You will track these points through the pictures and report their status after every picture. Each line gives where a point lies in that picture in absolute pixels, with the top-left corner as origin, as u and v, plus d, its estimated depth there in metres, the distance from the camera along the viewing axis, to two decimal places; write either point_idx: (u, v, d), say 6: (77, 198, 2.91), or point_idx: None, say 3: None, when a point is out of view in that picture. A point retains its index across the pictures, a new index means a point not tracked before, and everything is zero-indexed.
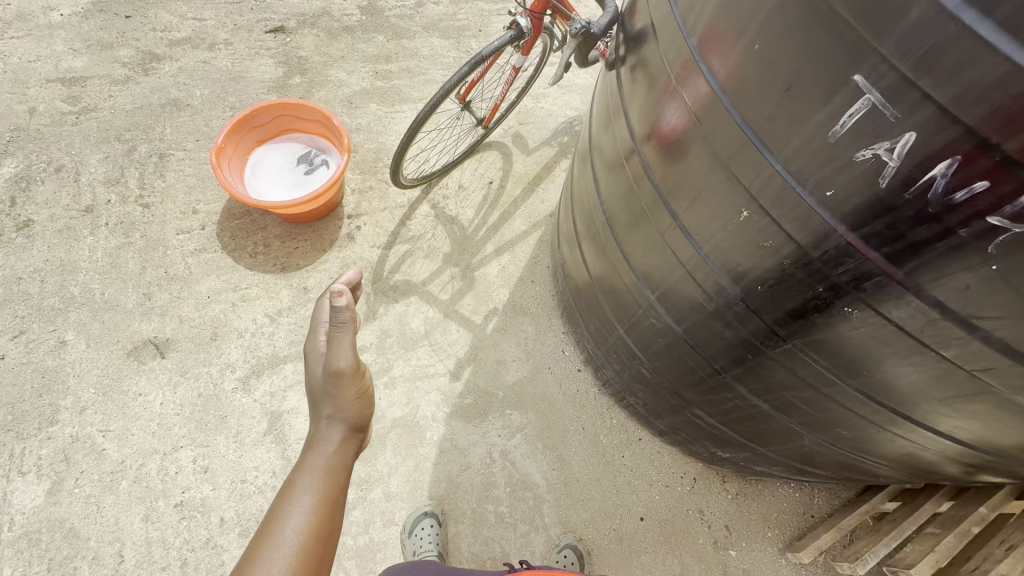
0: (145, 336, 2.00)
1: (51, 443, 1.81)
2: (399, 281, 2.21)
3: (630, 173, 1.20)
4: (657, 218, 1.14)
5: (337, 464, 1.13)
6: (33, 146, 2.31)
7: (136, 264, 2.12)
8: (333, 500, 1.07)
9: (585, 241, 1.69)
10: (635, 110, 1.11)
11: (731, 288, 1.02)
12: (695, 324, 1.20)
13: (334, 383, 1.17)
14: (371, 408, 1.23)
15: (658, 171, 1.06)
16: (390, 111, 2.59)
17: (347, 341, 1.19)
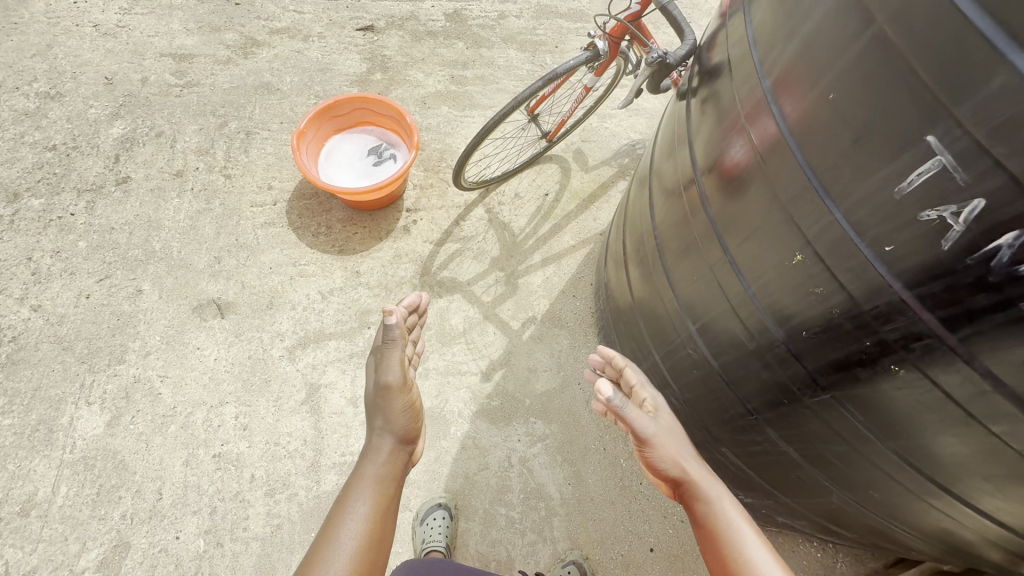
0: (210, 296, 2.17)
1: (116, 380, 1.99)
2: (445, 278, 2.28)
3: (687, 204, 1.22)
4: (707, 251, 1.15)
5: (387, 474, 1.35)
6: (141, 112, 2.56)
7: (212, 229, 2.30)
8: (383, 509, 1.28)
9: (632, 265, 1.70)
10: (700, 142, 1.13)
11: (775, 329, 1.01)
12: (733, 360, 1.20)
13: (385, 400, 1.39)
14: (416, 422, 1.45)
15: (715, 205, 1.08)
16: (459, 115, 2.70)
17: (395, 357, 1.38)
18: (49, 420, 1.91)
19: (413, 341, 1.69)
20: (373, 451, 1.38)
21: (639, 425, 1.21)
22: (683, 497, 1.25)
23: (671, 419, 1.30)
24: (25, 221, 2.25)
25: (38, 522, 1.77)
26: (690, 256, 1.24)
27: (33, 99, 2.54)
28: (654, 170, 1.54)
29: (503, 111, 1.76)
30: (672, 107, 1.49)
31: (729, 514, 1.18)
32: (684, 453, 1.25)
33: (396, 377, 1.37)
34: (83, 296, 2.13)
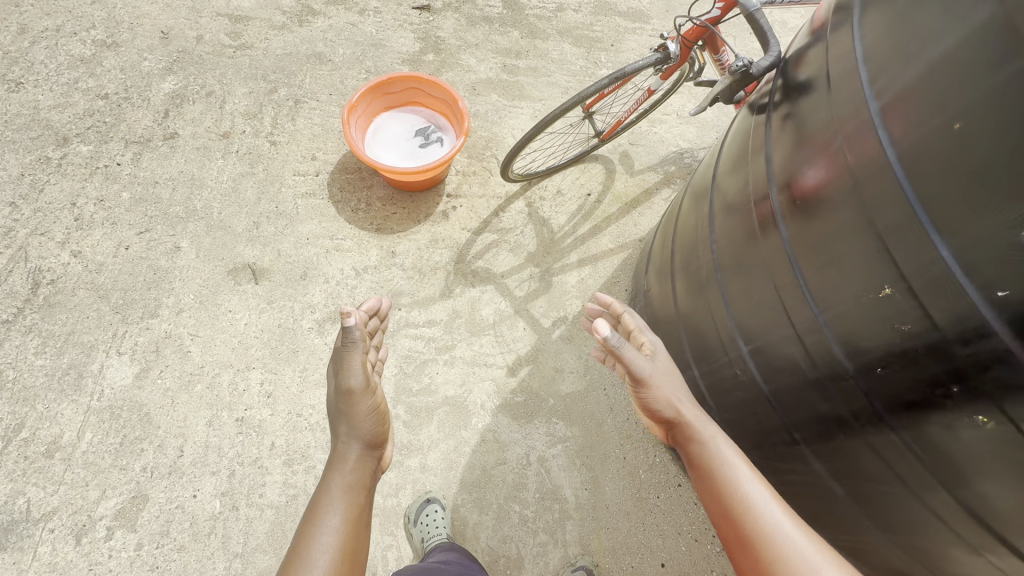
0: (246, 260, 2.17)
1: (148, 333, 2.00)
2: (480, 268, 2.26)
3: (755, 221, 1.19)
4: (775, 272, 1.11)
5: (357, 480, 1.39)
6: (193, 70, 2.56)
7: (254, 193, 2.29)
8: (357, 514, 1.31)
9: (678, 277, 1.67)
10: (781, 157, 1.08)
11: (844, 361, 0.98)
12: (787, 387, 1.17)
13: (349, 405, 1.44)
14: (381, 426, 1.50)
15: (791, 226, 1.04)
16: (509, 105, 2.66)
17: (355, 361, 1.45)
18: (80, 366, 1.93)
19: (376, 349, 1.73)
20: (342, 460, 1.41)
21: (635, 364, 1.29)
22: (680, 440, 1.31)
23: (666, 362, 1.38)
24: (72, 166, 2.27)
25: (61, 465, 1.79)
26: (751, 276, 1.21)
27: (90, 46, 2.55)
28: (716, 184, 1.50)
29: (563, 108, 1.72)
30: (742, 121, 1.45)
31: (721, 450, 1.23)
32: (679, 394, 1.32)
33: (360, 382, 1.43)
34: (122, 247, 2.14)
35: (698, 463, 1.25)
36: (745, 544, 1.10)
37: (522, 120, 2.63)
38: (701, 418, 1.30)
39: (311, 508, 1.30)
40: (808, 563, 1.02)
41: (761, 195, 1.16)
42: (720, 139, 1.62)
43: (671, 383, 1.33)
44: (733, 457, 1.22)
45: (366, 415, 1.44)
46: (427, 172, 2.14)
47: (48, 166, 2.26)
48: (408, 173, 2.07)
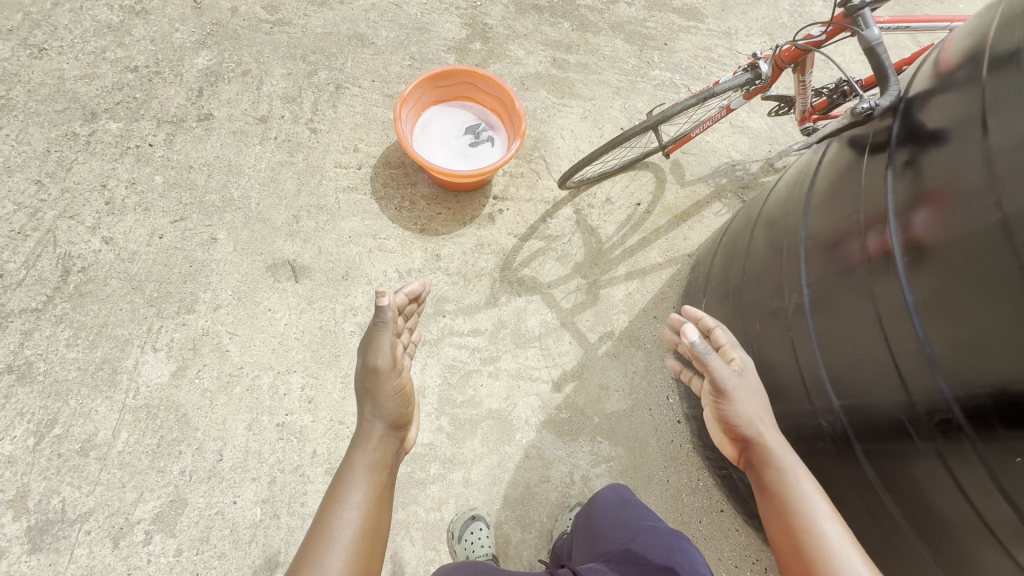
0: (285, 256, 2.08)
1: (185, 330, 1.93)
2: (526, 276, 2.19)
3: (867, 273, 1.18)
4: (891, 333, 1.11)
5: (379, 459, 1.31)
6: (228, 45, 2.41)
7: (293, 185, 2.19)
8: (378, 495, 1.24)
9: (749, 310, 1.65)
10: (913, 219, 1.07)
11: (967, 434, 1.00)
12: (889, 443, 1.19)
13: (375, 383, 1.33)
14: (408, 407, 1.39)
15: (920, 292, 1.05)
16: (558, 103, 2.54)
17: (386, 338, 1.33)
18: (114, 360, 1.86)
19: (409, 326, 1.60)
20: (365, 439, 1.32)
21: (721, 374, 1.24)
22: (753, 463, 1.26)
23: (752, 381, 1.32)
24: (102, 144, 2.14)
25: (97, 465, 1.73)
26: (857, 329, 1.21)
27: (118, 12, 2.38)
28: (800, 217, 1.47)
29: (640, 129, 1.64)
30: (835, 155, 1.41)
31: (799, 482, 1.18)
32: (760, 416, 1.27)
33: (388, 361, 1.32)
34: (156, 235, 2.04)
35: (770, 488, 1.21)
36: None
37: (571, 120, 2.51)
38: (782, 446, 1.24)
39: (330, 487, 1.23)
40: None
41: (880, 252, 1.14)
42: (803, 170, 1.57)
43: (756, 403, 1.27)
44: (811, 492, 1.16)
45: (392, 396, 1.33)
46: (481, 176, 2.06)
47: (76, 143, 2.13)
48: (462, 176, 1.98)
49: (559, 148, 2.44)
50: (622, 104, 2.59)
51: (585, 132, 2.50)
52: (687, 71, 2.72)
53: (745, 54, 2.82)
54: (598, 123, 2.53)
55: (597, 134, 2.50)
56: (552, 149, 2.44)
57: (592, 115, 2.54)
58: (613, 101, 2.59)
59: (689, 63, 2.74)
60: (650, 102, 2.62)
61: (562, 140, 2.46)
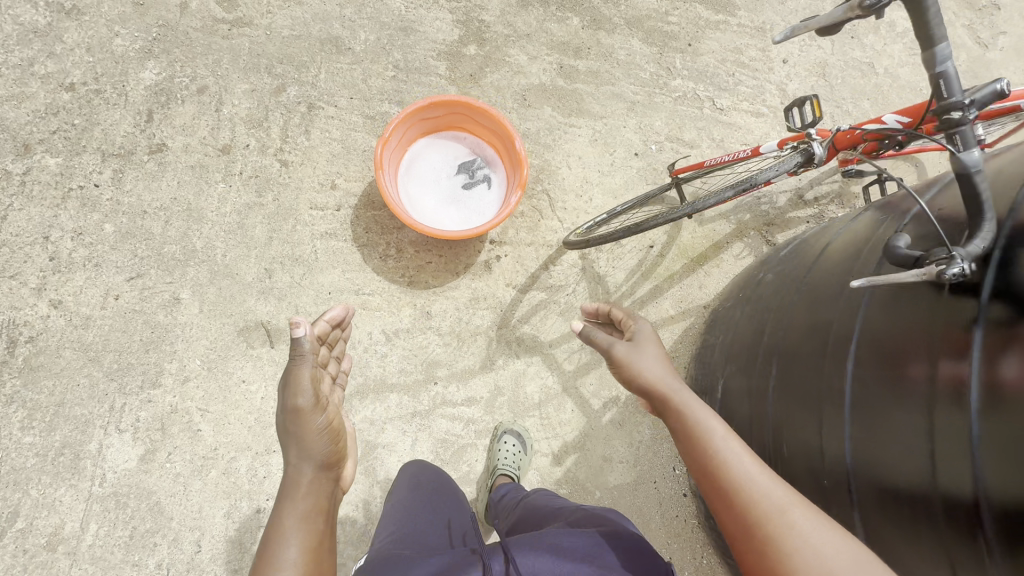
0: (258, 317, 1.87)
1: (151, 407, 1.76)
2: (525, 334, 2.00)
3: (923, 421, 1.00)
4: (950, 485, 0.95)
5: (314, 505, 1.19)
6: (179, 54, 2.05)
7: (263, 232, 1.93)
8: (318, 542, 1.13)
9: (774, 407, 1.46)
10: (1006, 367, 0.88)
11: None
12: None
13: (298, 425, 1.23)
14: (337, 444, 1.28)
15: (994, 466, 0.88)
16: (565, 122, 2.21)
17: (305, 374, 1.25)
18: (75, 445, 1.71)
19: (336, 360, 1.53)
20: (299, 483, 1.20)
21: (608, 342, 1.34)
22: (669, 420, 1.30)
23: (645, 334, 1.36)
24: (39, 185, 1.86)
25: (66, 560, 1.63)
26: (898, 479, 1.05)
27: (43, 10, 2.00)
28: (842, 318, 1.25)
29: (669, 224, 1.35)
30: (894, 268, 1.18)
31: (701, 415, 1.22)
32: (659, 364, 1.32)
33: (308, 395, 1.23)
34: (111, 296, 1.82)
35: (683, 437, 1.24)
36: (748, 533, 1.02)
37: (579, 143, 2.20)
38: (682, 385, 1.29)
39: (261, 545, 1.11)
40: (809, 543, 0.96)
41: (944, 407, 0.97)
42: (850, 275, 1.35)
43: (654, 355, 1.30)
44: (717, 424, 1.16)
45: (319, 428, 1.23)
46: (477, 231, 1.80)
47: (9, 184, 1.85)
48: (455, 236, 1.72)
49: (564, 178, 2.16)
50: (637, 122, 2.26)
51: (594, 158, 2.19)
52: (713, 79, 2.36)
53: (781, 57, 2.44)
54: (610, 146, 2.21)
55: (607, 161, 2.20)
56: (556, 180, 2.15)
57: (603, 137, 2.22)
58: (628, 119, 2.26)
59: (716, 69, 2.37)
60: (669, 119, 2.29)
61: (568, 169, 2.17)
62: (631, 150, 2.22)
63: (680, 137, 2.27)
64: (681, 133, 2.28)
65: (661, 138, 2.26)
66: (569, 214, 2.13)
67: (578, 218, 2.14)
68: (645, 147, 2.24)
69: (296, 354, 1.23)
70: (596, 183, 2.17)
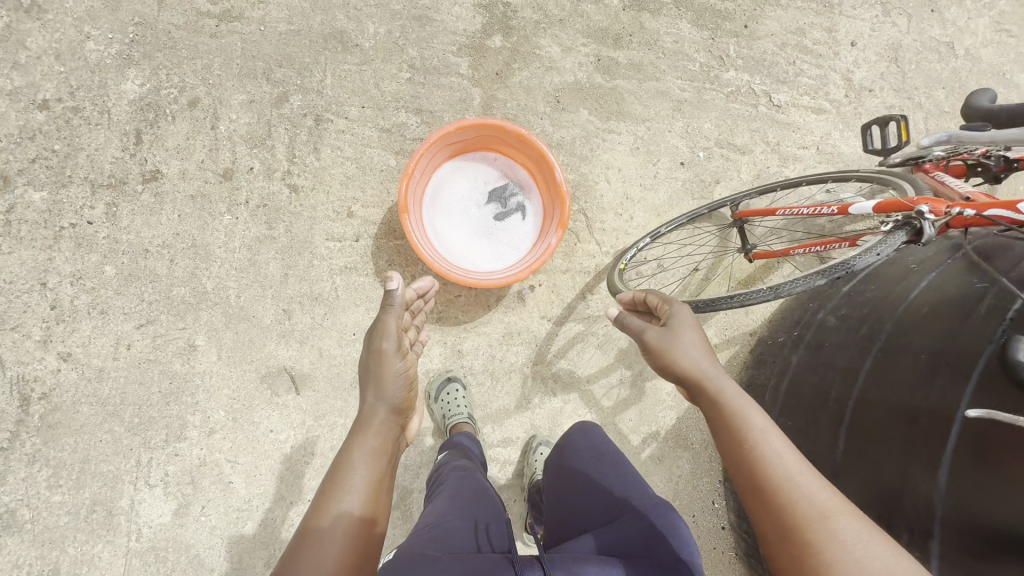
0: (281, 362, 1.77)
1: (179, 461, 1.70)
2: (562, 370, 1.90)
3: None
4: None
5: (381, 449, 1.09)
6: (162, 58, 1.78)
7: (278, 268, 1.77)
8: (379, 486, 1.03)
9: (844, 469, 1.37)
10: None
11: None
12: None
13: (377, 367, 1.17)
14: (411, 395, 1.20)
15: None
16: (603, 128, 1.97)
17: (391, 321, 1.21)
18: (106, 501, 1.66)
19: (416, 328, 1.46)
20: (371, 422, 1.11)
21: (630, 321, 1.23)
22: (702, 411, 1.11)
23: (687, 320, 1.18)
24: (26, 225, 1.68)
25: None
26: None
27: None
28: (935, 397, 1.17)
29: (753, 307, 1.16)
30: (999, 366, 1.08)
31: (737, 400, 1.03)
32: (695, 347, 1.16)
33: (392, 339, 1.17)
34: (123, 345, 1.70)
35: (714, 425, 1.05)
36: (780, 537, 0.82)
37: (619, 153, 1.97)
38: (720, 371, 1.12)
39: (324, 479, 1.02)
40: (851, 558, 0.74)
41: None
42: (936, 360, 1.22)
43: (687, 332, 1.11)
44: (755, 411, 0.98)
45: (398, 371, 1.15)
46: (514, 273, 1.64)
47: None
48: (493, 284, 1.57)
49: (603, 195, 1.95)
50: (684, 125, 2.01)
51: (636, 171, 1.98)
52: (770, 70, 2.08)
53: (849, 38, 2.13)
54: (654, 156, 1.99)
55: (650, 173, 1.98)
56: (593, 197, 1.95)
57: (646, 144, 1.99)
58: (673, 122, 2.01)
59: (774, 57, 2.08)
60: (719, 120, 2.03)
61: (607, 184, 1.96)
62: (676, 159, 2.00)
63: (731, 142, 2.03)
64: (733, 137, 2.03)
65: (710, 144, 2.02)
66: (608, 235, 1.95)
67: (618, 239, 1.95)
68: (692, 155, 2.01)
69: (388, 301, 1.21)
70: (637, 200, 1.97)
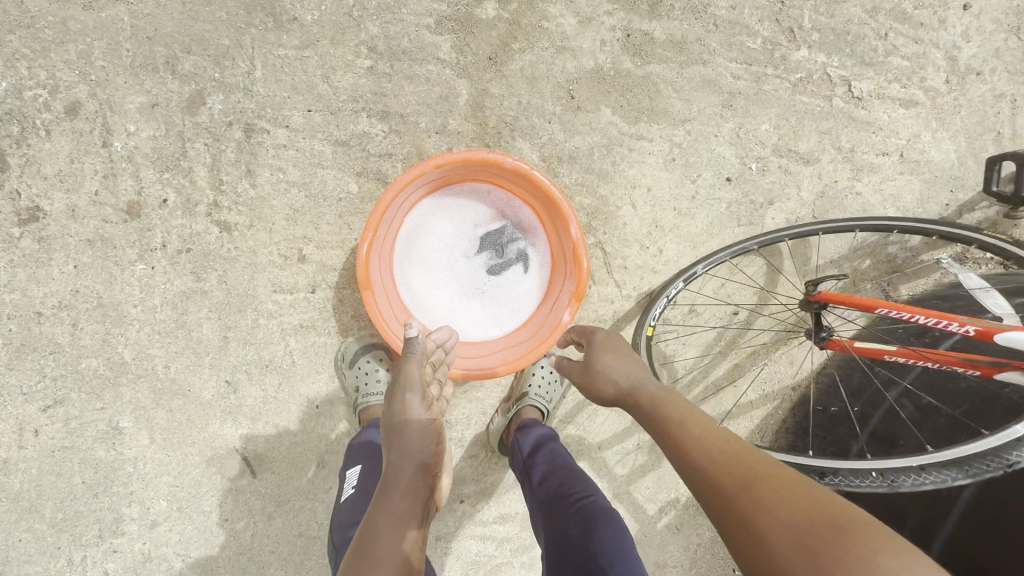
0: (230, 442, 1.45)
1: (118, 558, 1.44)
2: (570, 435, 1.61)
3: None
4: None
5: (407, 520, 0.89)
6: (18, 43, 1.26)
7: (214, 330, 1.40)
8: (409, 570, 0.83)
9: None
10: None
11: None
12: None
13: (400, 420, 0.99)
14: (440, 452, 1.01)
15: None
16: (630, 134, 1.50)
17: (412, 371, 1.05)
18: None
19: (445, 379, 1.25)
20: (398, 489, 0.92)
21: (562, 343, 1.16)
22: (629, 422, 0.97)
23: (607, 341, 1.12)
24: None
25: None
26: None
27: None
28: None
29: (857, 491, 1.18)
30: None
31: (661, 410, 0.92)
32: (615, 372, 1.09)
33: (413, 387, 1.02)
34: (28, 431, 1.37)
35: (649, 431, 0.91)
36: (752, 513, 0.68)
37: (649, 168, 1.52)
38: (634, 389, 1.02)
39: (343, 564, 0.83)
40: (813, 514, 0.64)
41: None
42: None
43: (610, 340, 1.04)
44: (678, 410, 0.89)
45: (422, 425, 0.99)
46: (512, 351, 1.29)
47: None
48: (484, 372, 1.23)
49: (626, 223, 1.53)
50: (735, 127, 1.54)
51: (669, 190, 1.54)
52: (853, 47, 1.56)
53: None
54: (693, 170, 1.54)
55: (687, 194, 1.55)
56: (613, 226, 1.53)
57: (684, 155, 1.53)
58: (721, 124, 1.53)
59: (861, 28, 1.56)
60: (779, 119, 1.56)
61: (632, 209, 1.53)
62: (722, 173, 1.55)
63: (792, 149, 1.58)
64: (795, 142, 1.58)
65: (766, 152, 1.56)
66: (630, 273, 1.56)
67: (642, 279, 1.56)
68: (742, 168, 1.56)
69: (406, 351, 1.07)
70: (669, 229, 1.56)
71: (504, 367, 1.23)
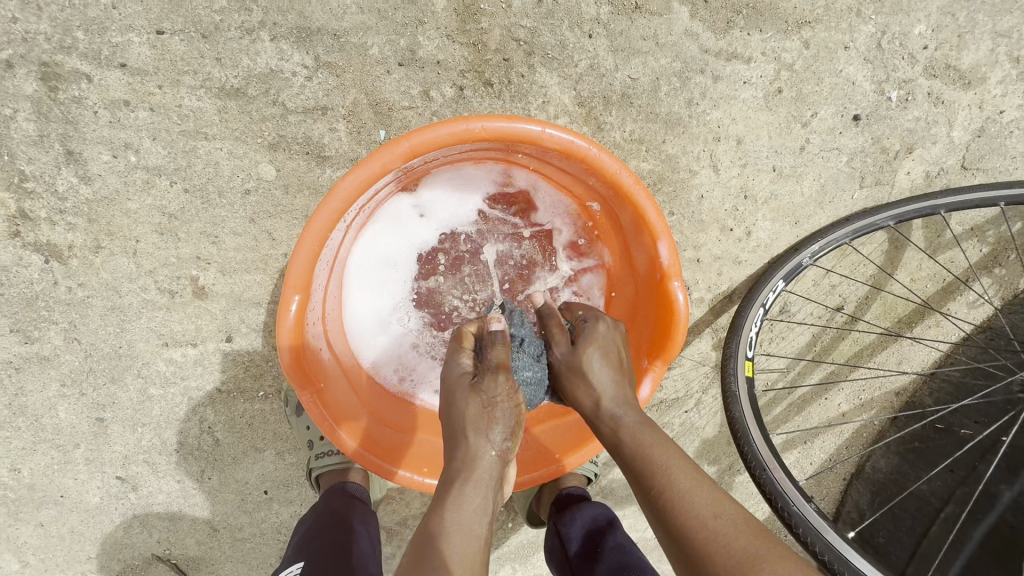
0: (129, 562, 0.97)
1: None
2: (619, 484, 1.17)
3: None
4: None
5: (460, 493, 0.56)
6: None
7: (74, 412, 0.89)
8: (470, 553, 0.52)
9: None
10: None
11: None
12: None
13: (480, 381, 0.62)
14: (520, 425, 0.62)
15: None
16: (717, 52, 0.93)
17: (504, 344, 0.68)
18: None
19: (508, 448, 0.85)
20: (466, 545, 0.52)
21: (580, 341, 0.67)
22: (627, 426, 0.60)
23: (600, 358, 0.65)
24: None
25: None
26: None
27: None
28: None
29: None
30: None
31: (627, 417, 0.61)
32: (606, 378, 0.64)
33: (511, 409, 0.60)
34: None
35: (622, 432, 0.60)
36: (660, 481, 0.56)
37: (742, 108, 0.97)
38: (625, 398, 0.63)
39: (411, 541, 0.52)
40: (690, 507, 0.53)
41: None
42: None
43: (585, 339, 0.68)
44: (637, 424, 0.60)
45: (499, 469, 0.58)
46: (570, 427, 0.80)
47: None
48: (532, 479, 0.76)
49: (702, 196, 1.00)
50: (874, 34, 0.98)
51: (769, 142, 1.00)
52: None
53: None
54: (807, 107, 0.99)
55: (793, 144, 1.01)
56: (682, 201, 1.00)
57: (796, 83, 0.98)
58: (855, 27, 0.97)
59: None
60: (940, 15, 0.99)
61: (712, 173, 0.99)
62: (846, 109, 1.01)
63: (958, 62, 1.01)
64: (964, 49, 1.01)
65: (913, 72, 1.01)
66: (703, 269, 1.05)
67: (720, 276, 1.06)
68: (878, 99, 1.01)
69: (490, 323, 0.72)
70: (764, 199, 1.03)
71: (554, 467, 0.76)
